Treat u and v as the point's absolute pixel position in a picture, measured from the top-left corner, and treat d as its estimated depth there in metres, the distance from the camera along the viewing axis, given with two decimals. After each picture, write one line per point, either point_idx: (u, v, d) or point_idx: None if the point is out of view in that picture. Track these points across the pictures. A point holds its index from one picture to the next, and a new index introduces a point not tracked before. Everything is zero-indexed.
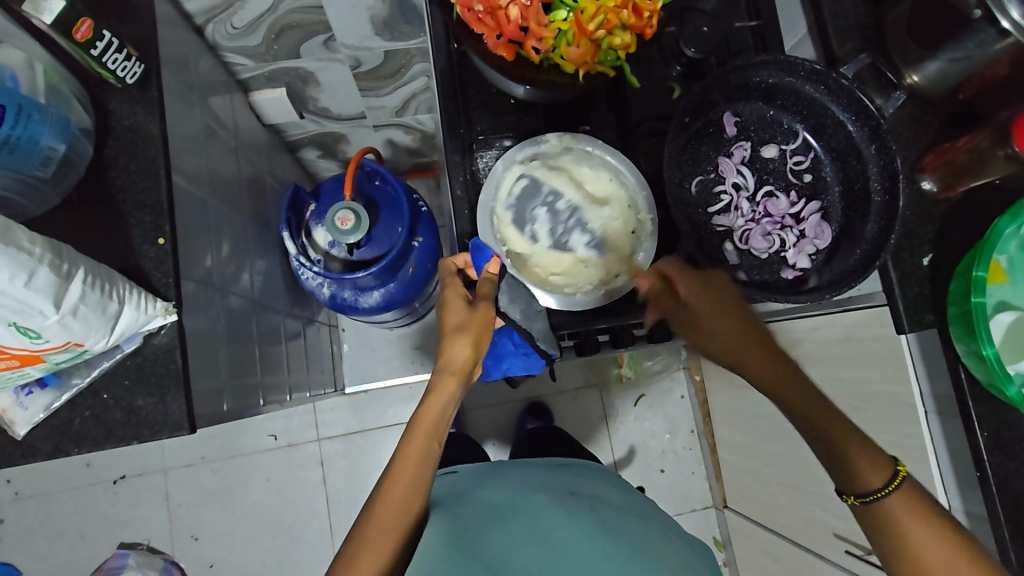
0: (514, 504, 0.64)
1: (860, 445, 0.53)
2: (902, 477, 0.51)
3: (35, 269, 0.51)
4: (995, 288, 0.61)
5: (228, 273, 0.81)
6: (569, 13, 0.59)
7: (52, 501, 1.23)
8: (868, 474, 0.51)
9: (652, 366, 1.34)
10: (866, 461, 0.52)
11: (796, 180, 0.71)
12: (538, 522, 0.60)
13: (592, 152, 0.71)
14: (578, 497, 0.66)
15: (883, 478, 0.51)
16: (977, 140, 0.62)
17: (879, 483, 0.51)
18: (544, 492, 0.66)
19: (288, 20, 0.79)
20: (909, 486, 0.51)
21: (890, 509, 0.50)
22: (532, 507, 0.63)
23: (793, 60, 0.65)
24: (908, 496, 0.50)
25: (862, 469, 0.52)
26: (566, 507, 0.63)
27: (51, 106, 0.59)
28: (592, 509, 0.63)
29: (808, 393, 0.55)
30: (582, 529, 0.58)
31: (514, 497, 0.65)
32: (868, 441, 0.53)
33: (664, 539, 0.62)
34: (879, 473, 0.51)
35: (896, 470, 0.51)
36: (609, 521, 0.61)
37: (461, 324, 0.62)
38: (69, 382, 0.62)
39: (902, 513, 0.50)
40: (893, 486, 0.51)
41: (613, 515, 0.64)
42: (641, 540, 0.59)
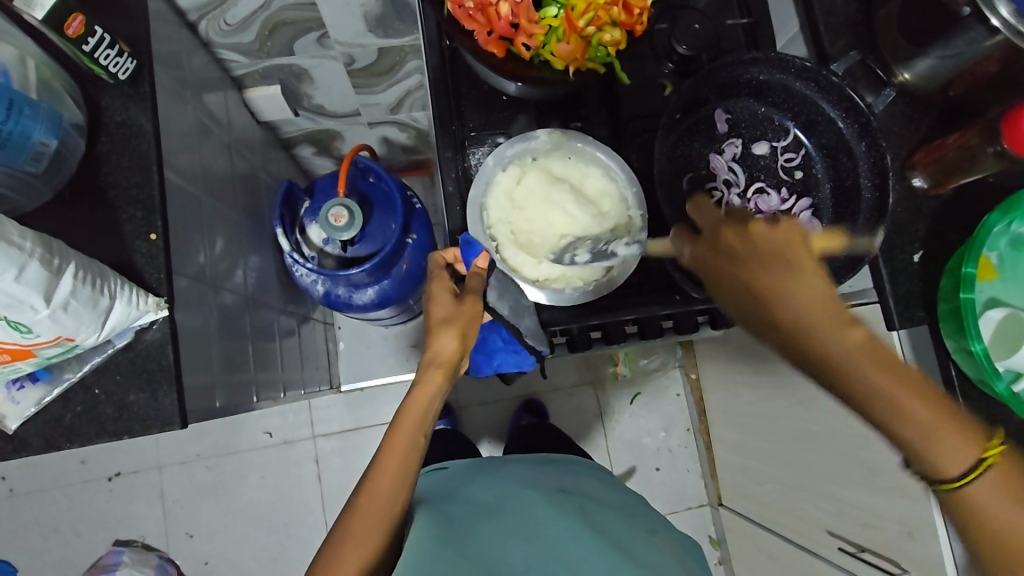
0: (503, 500, 0.64)
1: (941, 429, 0.41)
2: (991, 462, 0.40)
3: (25, 263, 0.51)
4: (985, 285, 0.61)
5: (222, 269, 0.81)
6: (559, 10, 0.59)
7: (47, 498, 1.23)
8: (947, 459, 0.41)
9: (649, 364, 1.35)
10: (944, 443, 0.41)
11: (787, 177, 0.71)
12: (526, 518, 0.60)
13: (583, 148, 0.72)
14: (568, 494, 0.66)
15: (964, 463, 0.41)
16: (965, 138, 0.63)
17: (959, 471, 0.41)
18: (534, 488, 0.66)
19: (281, 16, 0.80)
20: (1001, 472, 0.40)
21: (973, 496, 0.41)
22: (522, 503, 0.63)
23: (784, 58, 0.66)
24: (995, 482, 0.41)
25: (939, 454, 0.41)
26: (555, 504, 0.63)
27: (42, 101, 0.59)
28: (582, 507, 0.63)
29: (887, 373, 0.41)
30: (571, 527, 0.59)
31: (504, 494, 0.65)
32: (956, 425, 0.41)
33: (653, 538, 0.62)
34: (961, 457, 0.41)
35: (983, 456, 0.40)
36: (598, 519, 0.62)
37: (446, 317, 0.63)
38: (61, 377, 0.62)
39: (983, 500, 0.41)
40: (979, 471, 0.40)
41: (603, 514, 0.64)
42: (629, 538, 0.59)
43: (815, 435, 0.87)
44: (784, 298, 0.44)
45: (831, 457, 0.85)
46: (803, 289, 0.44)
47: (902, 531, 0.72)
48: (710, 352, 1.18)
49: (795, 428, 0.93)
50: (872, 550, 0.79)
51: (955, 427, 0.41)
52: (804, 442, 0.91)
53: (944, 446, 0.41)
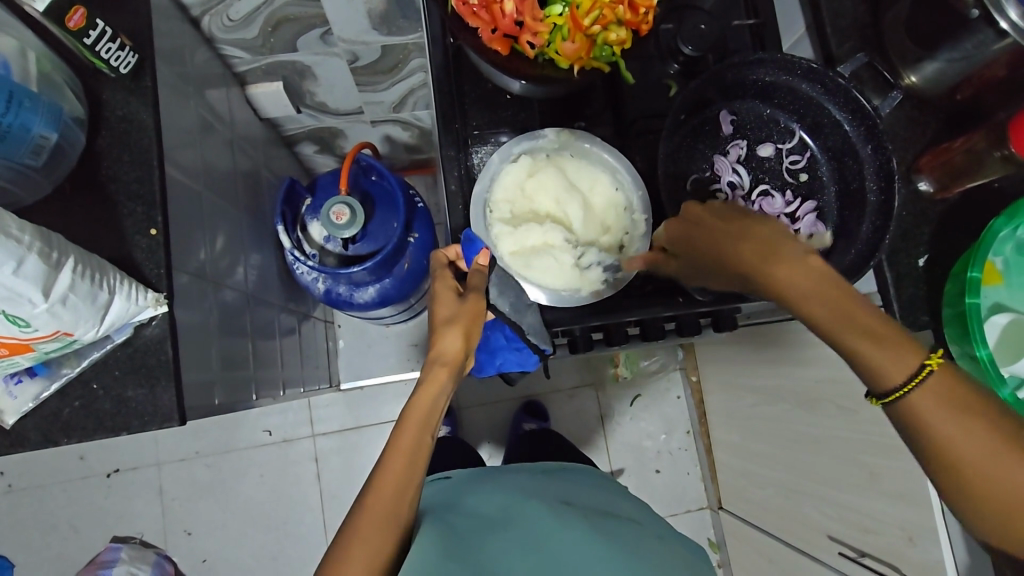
0: (508, 511, 0.63)
1: (883, 346, 0.45)
2: (932, 368, 0.44)
3: (23, 257, 0.50)
4: (989, 289, 0.61)
5: (223, 266, 0.81)
6: (564, 8, 0.59)
7: (45, 494, 1.23)
8: (887, 368, 0.44)
9: (649, 366, 1.33)
10: (886, 354, 0.45)
11: (792, 179, 0.71)
12: (533, 529, 0.59)
13: (590, 149, 0.71)
14: (574, 505, 0.66)
15: (907, 369, 0.44)
16: (973, 141, 0.62)
17: (902, 377, 0.44)
18: (540, 499, 0.66)
19: (284, 12, 0.79)
20: (942, 380, 0.44)
21: (917, 406, 0.44)
22: (527, 514, 0.62)
23: (790, 58, 0.65)
24: (939, 391, 0.44)
25: (878, 367, 0.45)
26: (562, 514, 0.62)
27: (43, 95, 0.58)
28: (589, 518, 0.63)
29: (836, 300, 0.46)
30: (576, 535, 0.58)
31: (510, 504, 0.65)
32: (895, 336, 0.45)
33: (662, 547, 0.61)
34: (900, 367, 0.44)
35: (923, 362, 0.44)
36: (602, 525, 0.61)
37: (451, 316, 0.63)
38: (59, 371, 0.61)
39: (932, 409, 0.43)
40: (919, 379, 0.44)
41: (611, 523, 0.63)
42: (641, 550, 0.59)
43: (818, 440, 0.87)
44: (740, 251, 0.52)
45: (833, 462, 0.84)
46: (756, 231, 0.51)
47: (903, 537, 0.72)
48: (712, 354, 1.17)
49: (797, 432, 0.92)
50: (873, 556, 0.78)
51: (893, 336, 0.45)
52: (807, 447, 0.90)
53: (883, 355, 0.45)
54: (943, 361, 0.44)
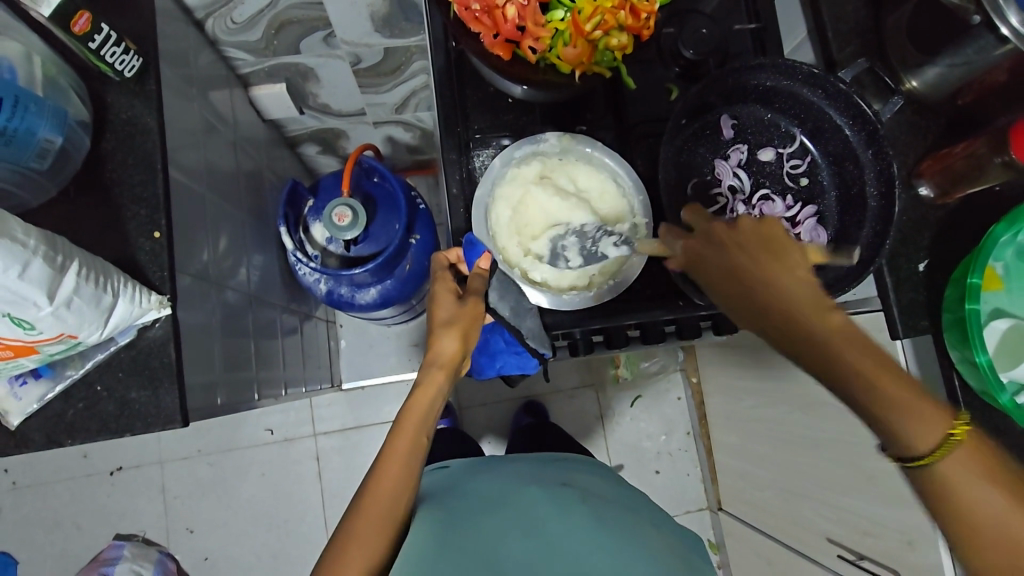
0: (504, 495, 0.64)
1: (906, 408, 0.42)
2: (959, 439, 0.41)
3: (29, 260, 0.51)
4: (989, 294, 0.61)
5: (225, 267, 0.81)
6: (566, 13, 0.60)
7: (48, 491, 1.24)
8: (912, 430, 0.42)
9: (650, 367, 1.34)
10: (914, 421, 0.42)
11: (792, 184, 0.71)
12: (528, 514, 0.60)
13: (591, 153, 0.72)
14: (570, 489, 0.66)
15: (931, 439, 0.41)
16: (974, 146, 0.62)
17: (925, 447, 0.41)
18: (536, 484, 0.66)
19: (287, 15, 0.80)
20: (967, 450, 0.41)
21: (939, 473, 0.41)
22: (523, 499, 0.62)
23: (790, 64, 0.65)
24: (962, 461, 0.41)
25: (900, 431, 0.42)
26: (557, 498, 0.62)
27: (48, 99, 0.59)
28: (585, 500, 0.63)
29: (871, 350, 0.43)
30: (573, 523, 0.58)
31: (506, 490, 0.65)
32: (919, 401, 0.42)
33: (657, 532, 0.62)
34: (924, 435, 0.42)
35: (950, 432, 0.41)
36: (600, 513, 0.61)
37: (449, 318, 0.63)
38: (64, 373, 0.62)
39: (958, 482, 0.41)
40: (945, 449, 0.41)
41: (606, 506, 0.63)
42: (636, 533, 0.59)
43: (817, 443, 0.87)
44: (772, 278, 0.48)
45: (833, 464, 0.84)
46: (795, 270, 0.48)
47: (902, 541, 0.72)
48: (712, 356, 1.18)
49: (797, 435, 0.93)
50: (871, 558, 0.79)
51: (927, 407, 0.42)
52: (806, 449, 0.90)
53: (912, 417, 0.42)
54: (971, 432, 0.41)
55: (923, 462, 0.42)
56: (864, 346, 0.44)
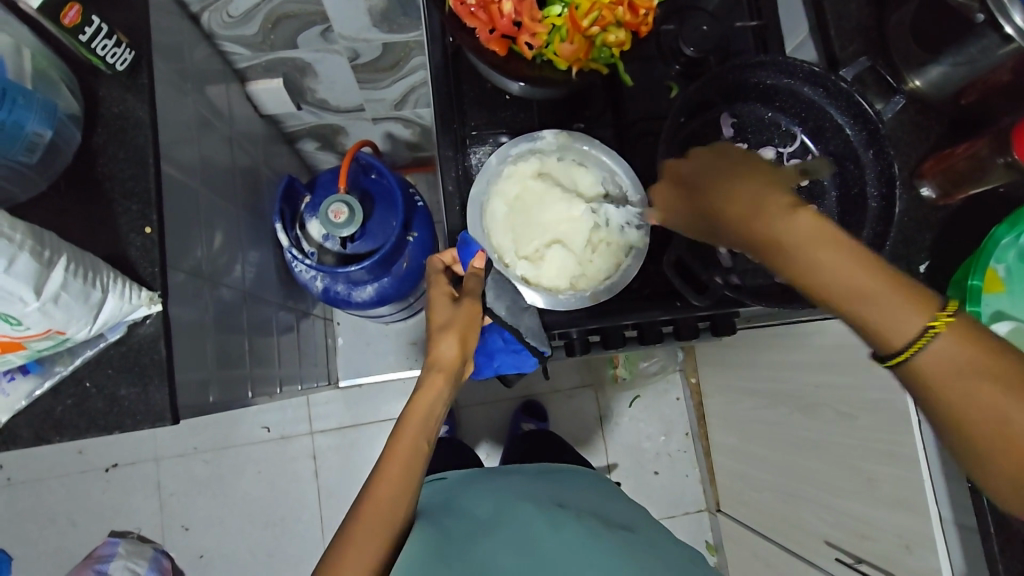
0: (504, 513, 0.63)
1: (886, 304, 0.41)
2: (939, 330, 0.40)
3: (15, 255, 0.50)
4: (991, 297, 0.59)
5: (220, 263, 0.80)
6: (563, 9, 0.59)
7: (43, 487, 1.23)
8: (894, 324, 0.41)
9: (649, 367, 1.33)
10: (890, 308, 0.41)
11: (793, 184, 0.70)
12: (529, 532, 0.59)
13: (589, 151, 0.70)
14: (569, 507, 0.65)
15: (910, 331, 0.41)
16: (977, 146, 0.61)
17: (904, 339, 0.41)
18: (536, 501, 0.65)
19: (283, 10, 0.79)
20: (953, 341, 0.40)
21: (925, 368, 0.41)
22: (523, 516, 0.62)
23: (791, 61, 0.64)
24: (946, 354, 0.40)
25: (881, 328, 0.42)
26: (557, 517, 0.62)
27: (38, 92, 0.58)
28: (584, 520, 0.63)
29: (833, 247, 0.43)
30: (575, 544, 0.58)
31: (505, 506, 0.64)
32: (899, 291, 0.41)
33: (656, 550, 0.61)
34: (904, 328, 0.41)
35: (929, 323, 0.40)
36: (600, 532, 0.61)
37: (447, 321, 0.63)
38: (53, 370, 0.61)
39: (942, 377, 0.41)
40: (925, 342, 0.40)
41: (605, 526, 0.63)
42: (636, 550, 0.59)
43: (817, 445, 0.86)
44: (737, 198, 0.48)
45: (831, 467, 0.83)
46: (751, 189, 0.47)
47: (901, 545, 0.71)
48: (712, 356, 1.17)
49: (796, 437, 0.92)
50: (869, 562, 0.78)
51: (907, 289, 0.41)
52: (805, 452, 0.90)
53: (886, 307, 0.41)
54: (956, 318, 0.40)
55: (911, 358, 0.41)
56: (830, 244, 0.43)
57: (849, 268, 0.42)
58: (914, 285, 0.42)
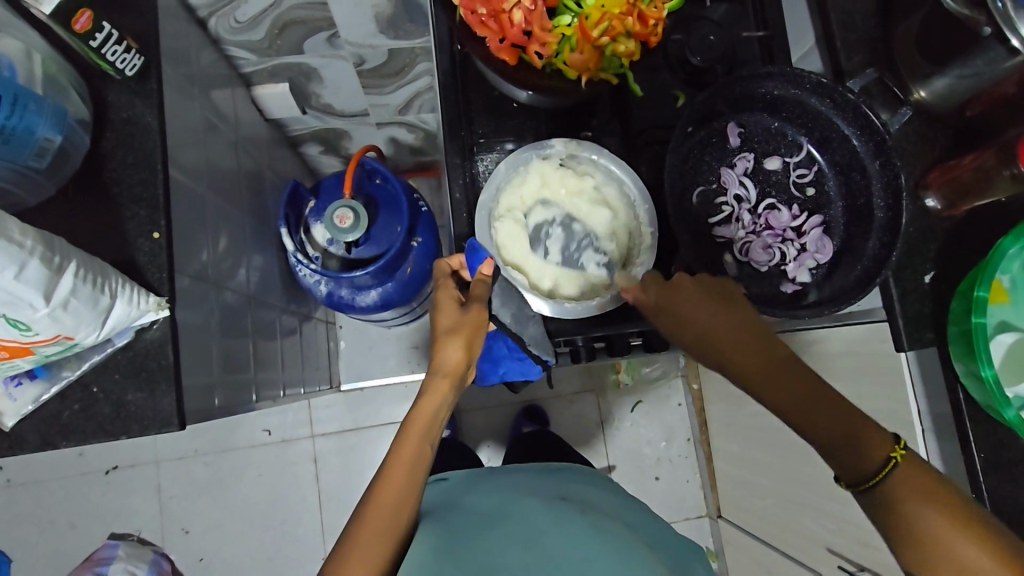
0: (506, 508, 0.63)
1: (860, 441, 0.53)
2: (897, 461, 0.52)
3: (25, 261, 0.50)
4: (996, 308, 0.60)
5: (224, 268, 0.80)
6: (574, 18, 0.60)
7: (43, 489, 1.23)
8: (864, 455, 0.52)
9: (650, 372, 1.33)
10: (866, 446, 0.52)
11: (798, 194, 0.70)
12: (531, 526, 0.58)
13: (597, 160, 0.70)
14: (572, 500, 0.65)
15: (876, 461, 0.52)
16: (982, 159, 0.61)
17: (874, 467, 0.52)
18: (537, 495, 0.65)
19: (290, 15, 0.79)
20: (907, 469, 0.51)
21: (889, 491, 0.51)
22: (524, 511, 0.61)
23: (799, 73, 0.64)
24: (904, 478, 0.51)
25: (853, 460, 0.53)
26: (559, 510, 0.61)
27: (48, 97, 0.58)
28: (587, 511, 0.62)
29: (800, 379, 0.55)
30: (576, 539, 0.56)
31: (507, 501, 0.64)
32: (863, 424, 0.53)
33: (656, 544, 0.61)
34: (871, 460, 0.52)
35: (890, 456, 0.52)
36: (602, 525, 0.59)
37: (453, 325, 0.63)
38: (60, 374, 0.61)
39: (904, 498, 0.50)
40: (886, 472, 0.51)
41: (609, 518, 0.62)
42: (637, 543, 0.58)
43: (819, 453, 0.86)
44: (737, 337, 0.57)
45: (833, 475, 0.84)
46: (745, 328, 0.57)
47: None
48: None
49: (798, 445, 0.92)
50: (871, 570, 0.78)
51: (864, 426, 0.53)
52: (807, 459, 0.90)
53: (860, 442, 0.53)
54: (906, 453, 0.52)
55: (880, 484, 0.52)
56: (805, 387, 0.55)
57: (834, 405, 0.54)
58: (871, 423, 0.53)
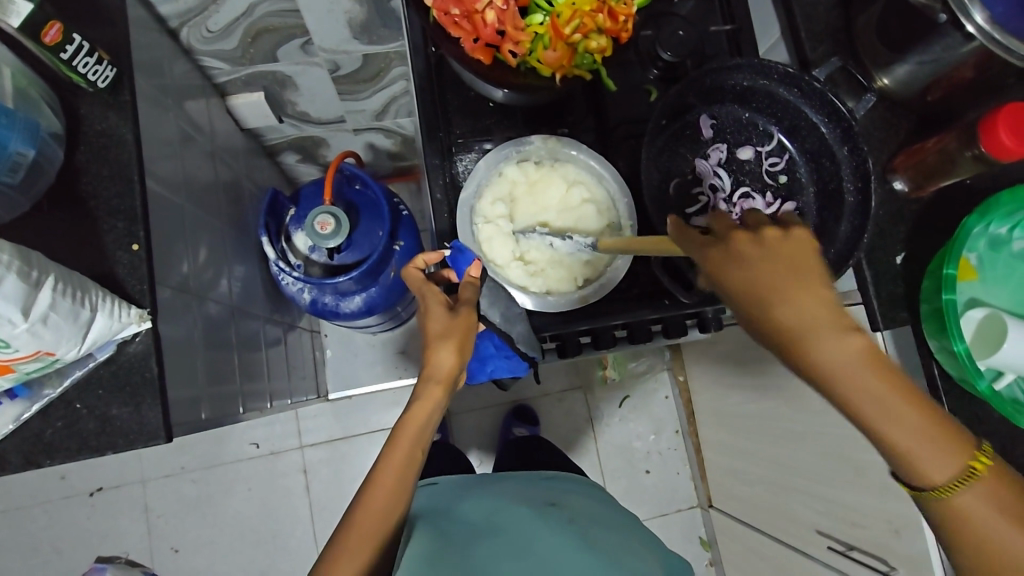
0: (496, 513, 0.63)
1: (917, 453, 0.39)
2: (978, 472, 0.39)
3: (2, 277, 0.50)
4: (965, 284, 0.63)
5: (205, 279, 0.80)
6: (545, 17, 0.61)
7: (26, 516, 1.21)
8: (936, 461, 0.39)
9: (637, 367, 1.34)
10: (928, 456, 0.39)
11: (771, 181, 0.72)
12: (520, 532, 0.59)
13: (576, 156, 0.72)
14: (561, 507, 0.65)
15: (947, 471, 0.39)
16: (945, 141, 0.63)
17: (943, 478, 0.39)
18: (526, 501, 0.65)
19: (264, 23, 0.79)
20: (984, 486, 0.39)
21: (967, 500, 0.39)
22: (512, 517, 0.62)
23: (767, 63, 0.66)
24: (978, 496, 0.39)
25: (920, 466, 0.39)
26: (548, 518, 0.61)
27: (19, 111, 0.58)
28: (576, 521, 0.62)
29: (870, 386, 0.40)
30: (559, 540, 0.57)
31: (497, 507, 0.64)
32: (932, 431, 0.39)
33: (642, 551, 0.61)
34: (941, 465, 0.39)
35: (967, 466, 0.39)
36: (589, 532, 0.60)
37: (442, 330, 0.60)
38: (40, 393, 0.61)
39: (979, 503, 0.39)
40: (963, 482, 0.39)
41: (597, 528, 0.62)
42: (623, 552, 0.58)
43: (801, 439, 0.88)
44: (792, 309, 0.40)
45: (813, 458, 0.85)
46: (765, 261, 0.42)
47: (889, 530, 0.71)
48: (698, 354, 1.18)
49: (780, 430, 0.94)
50: (861, 549, 0.78)
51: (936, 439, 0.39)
52: (789, 444, 0.91)
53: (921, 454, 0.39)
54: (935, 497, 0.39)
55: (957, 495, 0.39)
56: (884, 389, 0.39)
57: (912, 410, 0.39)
58: (942, 423, 0.39)
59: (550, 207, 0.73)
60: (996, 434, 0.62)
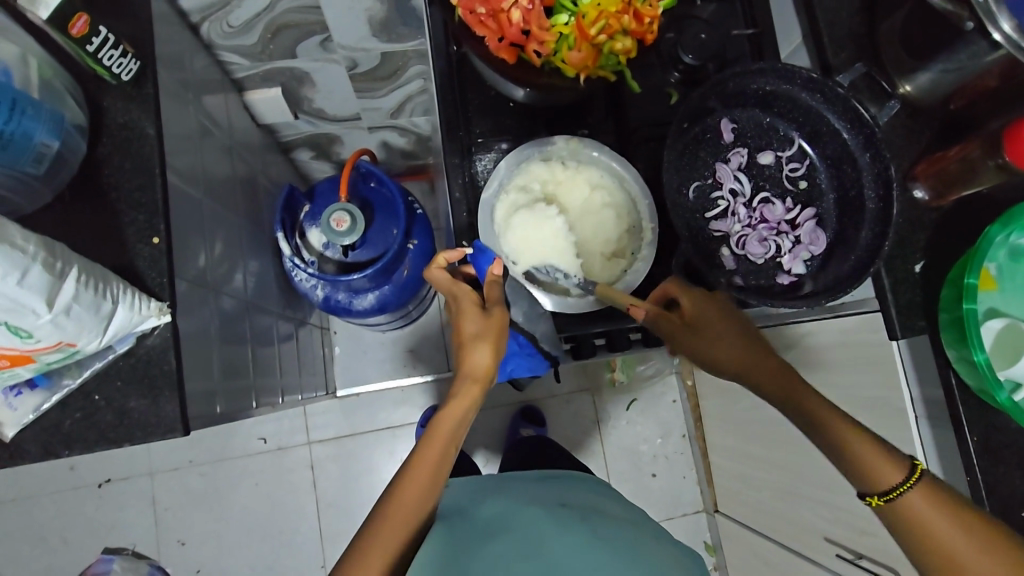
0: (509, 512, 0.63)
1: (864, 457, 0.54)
2: (915, 483, 0.51)
3: (28, 267, 0.50)
4: (984, 296, 0.63)
5: (221, 273, 0.80)
6: (570, 17, 0.60)
7: (34, 505, 1.21)
8: (882, 470, 0.53)
9: (645, 370, 1.34)
10: (875, 463, 0.53)
11: (791, 187, 0.72)
12: (533, 530, 0.58)
13: (598, 157, 0.72)
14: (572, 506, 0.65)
15: (894, 478, 0.52)
16: (968, 149, 0.63)
17: (893, 483, 0.52)
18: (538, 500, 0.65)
19: (284, 19, 0.79)
20: (922, 492, 0.51)
21: (914, 503, 0.51)
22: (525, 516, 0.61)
23: (791, 68, 0.66)
24: (921, 501, 0.51)
25: (874, 474, 0.53)
26: (560, 516, 0.61)
27: (45, 102, 0.58)
28: (588, 518, 0.62)
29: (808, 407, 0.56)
30: (573, 538, 0.57)
31: (509, 506, 0.64)
32: (877, 451, 0.54)
33: (658, 547, 0.60)
34: (890, 475, 0.52)
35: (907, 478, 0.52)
36: (602, 530, 0.60)
37: (479, 331, 0.60)
38: (60, 383, 0.60)
39: (926, 509, 0.51)
40: (905, 488, 0.52)
41: (610, 525, 0.62)
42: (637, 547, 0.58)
43: (811, 446, 0.87)
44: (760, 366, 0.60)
45: (823, 465, 0.85)
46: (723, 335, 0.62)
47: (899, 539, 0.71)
48: None
49: (789, 437, 0.93)
50: (870, 557, 0.78)
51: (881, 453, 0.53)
52: (799, 450, 0.91)
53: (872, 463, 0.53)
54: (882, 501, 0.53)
55: (901, 498, 0.52)
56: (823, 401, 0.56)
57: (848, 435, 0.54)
58: (888, 450, 0.54)
59: (571, 208, 0.74)
60: (1014, 445, 0.62)
